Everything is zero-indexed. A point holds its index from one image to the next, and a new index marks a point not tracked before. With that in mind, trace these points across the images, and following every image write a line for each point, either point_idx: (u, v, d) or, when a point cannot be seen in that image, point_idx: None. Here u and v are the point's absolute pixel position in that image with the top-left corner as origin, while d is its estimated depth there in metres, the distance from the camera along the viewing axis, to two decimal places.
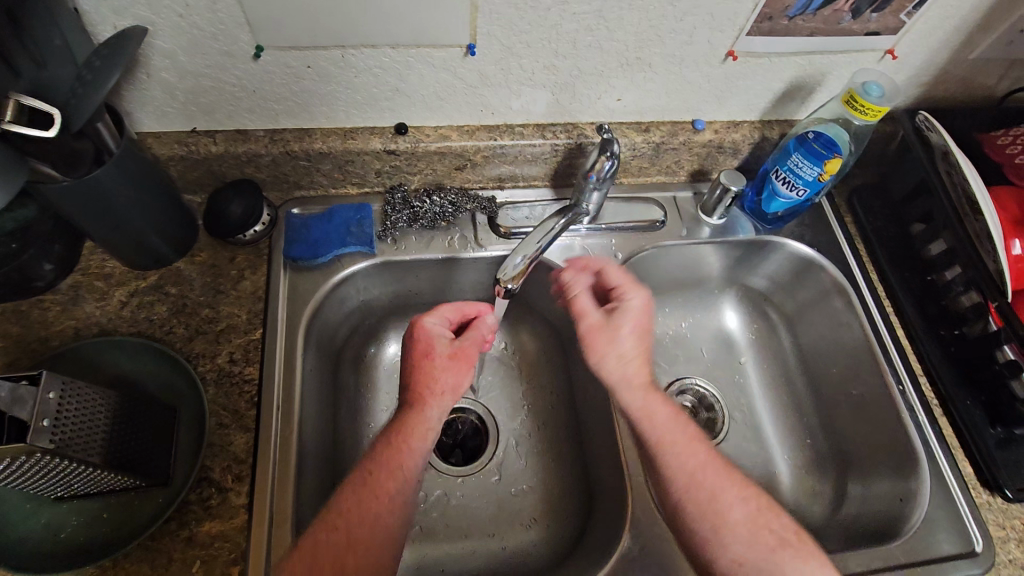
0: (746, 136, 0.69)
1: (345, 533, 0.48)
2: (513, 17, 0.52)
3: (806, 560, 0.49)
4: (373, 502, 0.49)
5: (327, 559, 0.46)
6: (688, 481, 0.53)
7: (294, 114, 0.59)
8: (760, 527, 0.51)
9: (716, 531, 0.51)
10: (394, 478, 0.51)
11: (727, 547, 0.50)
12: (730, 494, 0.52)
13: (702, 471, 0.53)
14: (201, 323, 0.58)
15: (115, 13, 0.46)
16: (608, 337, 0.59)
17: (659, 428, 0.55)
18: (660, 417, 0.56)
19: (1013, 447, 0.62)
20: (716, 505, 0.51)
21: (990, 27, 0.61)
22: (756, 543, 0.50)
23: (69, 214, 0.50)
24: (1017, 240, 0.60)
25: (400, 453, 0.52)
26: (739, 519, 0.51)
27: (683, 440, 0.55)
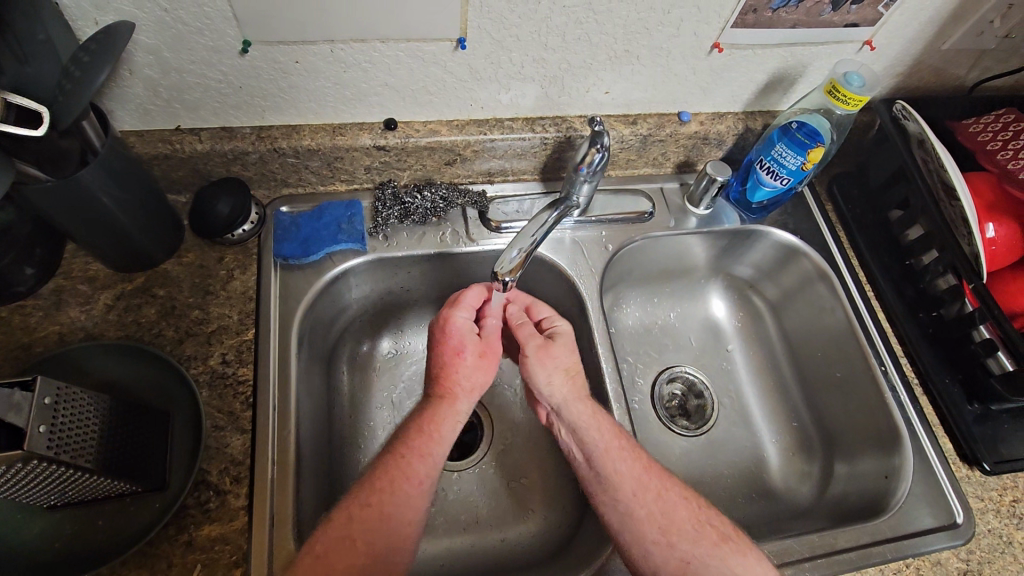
0: (731, 127, 0.71)
1: (376, 509, 0.49)
2: (504, 11, 0.52)
3: (748, 556, 0.51)
4: (405, 483, 0.50)
5: (360, 528, 0.47)
6: (637, 483, 0.54)
7: (282, 110, 0.58)
8: (703, 525, 0.52)
9: (663, 533, 0.51)
10: (424, 462, 0.52)
11: (673, 546, 0.51)
12: (674, 494, 0.54)
13: (648, 474, 0.55)
14: (191, 325, 0.57)
15: (97, 8, 0.45)
16: (551, 359, 0.60)
17: (600, 432, 0.57)
18: (605, 424, 0.57)
19: (989, 423, 0.64)
20: (662, 504, 0.53)
21: (962, 18, 0.63)
22: (701, 541, 0.51)
23: (52, 215, 0.48)
24: (991, 224, 0.63)
25: (431, 440, 0.53)
26: (685, 516, 0.52)
27: (627, 446, 0.56)
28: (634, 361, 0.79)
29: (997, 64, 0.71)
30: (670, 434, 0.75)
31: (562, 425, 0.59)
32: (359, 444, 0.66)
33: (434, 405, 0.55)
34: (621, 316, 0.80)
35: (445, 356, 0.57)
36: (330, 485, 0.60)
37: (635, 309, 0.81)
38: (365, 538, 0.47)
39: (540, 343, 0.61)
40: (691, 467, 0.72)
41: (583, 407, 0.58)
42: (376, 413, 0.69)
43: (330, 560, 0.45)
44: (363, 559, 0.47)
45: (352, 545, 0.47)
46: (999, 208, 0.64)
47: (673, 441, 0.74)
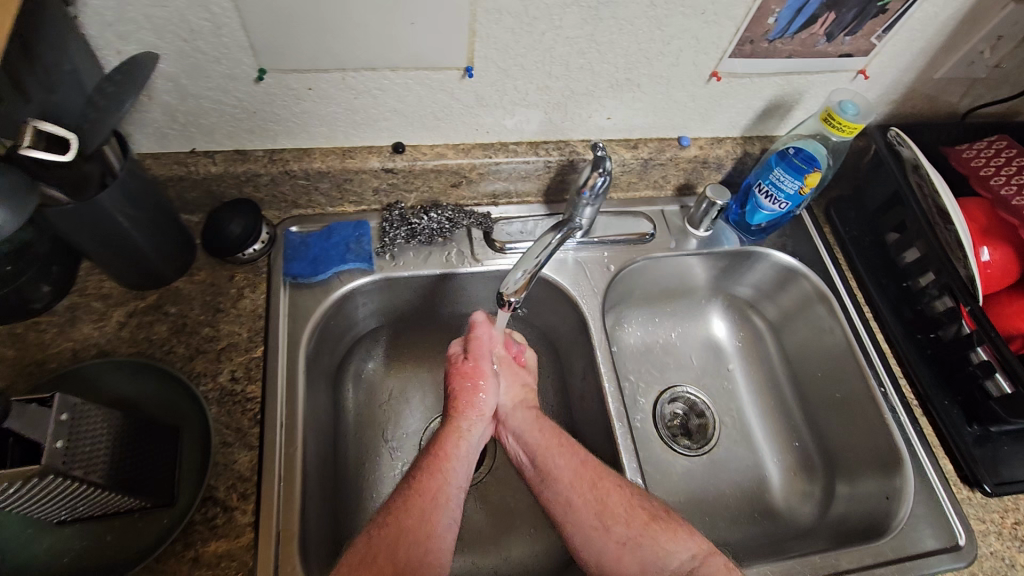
0: (730, 152, 0.72)
1: (393, 526, 0.49)
2: (509, 41, 0.54)
3: (677, 533, 0.54)
4: (421, 499, 0.51)
5: (382, 544, 0.47)
6: (572, 476, 0.57)
7: (293, 134, 0.60)
8: (635, 507, 0.55)
9: (598, 519, 0.55)
10: (435, 478, 0.53)
11: (610, 531, 0.54)
12: (608, 482, 0.56)
13: (581, 468, 0.57)
14: (202, 342, 0.58)
15: (121, 39, 0.47)
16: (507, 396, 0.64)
17: (540, 433, 0.60)
18: (546, 427, 0.61)
19: (989, 444, 0.65)
20: (598, 490, 0.56)
21: (954, 48, 0.65)
22: (633, 523, 0.54)
23: (69, 234, 0.50)
24: (985, 247, 0.64)
25: (442, 458, 0.55)
26: (617, 502, 0.55)
27: (561, 447, 0.59)
28: (636, 380, 0.79)
29: (989, 92, 0.73)
30: (671, 453, 0.75)
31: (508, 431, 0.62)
32: (363, 461, 0.67)
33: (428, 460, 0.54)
34: (623, 335, 0.81)
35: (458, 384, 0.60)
36: (334, 500, 0.61)
37: (636, 328, 0.82)
38: (385, 553, 0.47)
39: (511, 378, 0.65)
40: (691, 487, 0.73)
41: (526, 414, 0.62)
42: (381, 430, 0.70)
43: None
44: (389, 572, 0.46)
45: (374, 561, 0.46)
46: (993, 232, 0.65)
47: (675, 460, 0.75)
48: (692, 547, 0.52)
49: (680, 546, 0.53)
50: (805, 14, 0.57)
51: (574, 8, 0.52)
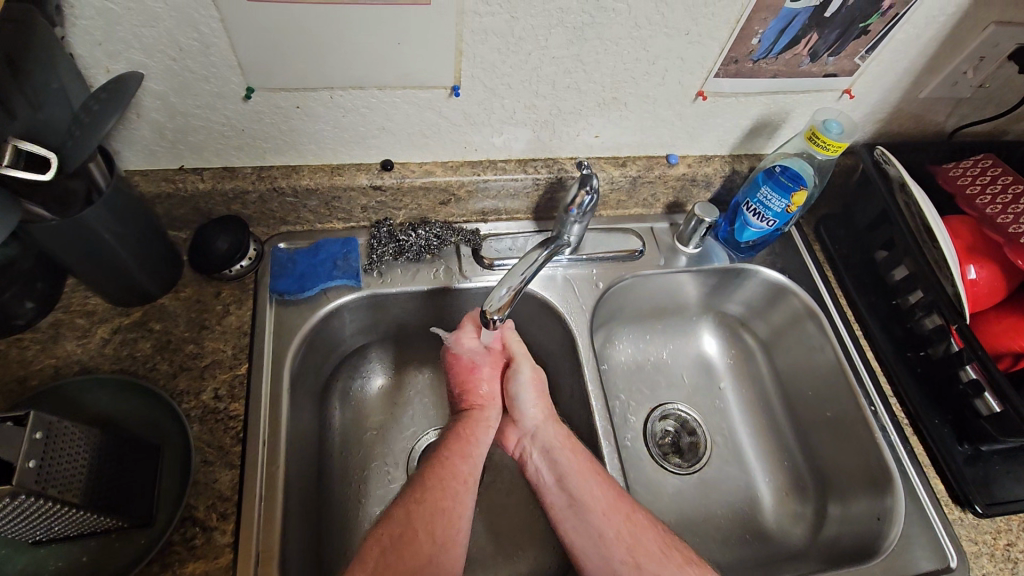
0: (718, 170, 0.73)
1: (429, 506, 0.51)
2: (496, 61, 0.54)
3: None
4: (453, 480, 0.53)
5: (421, 521, 0.50)
6: (604, 508, 0.55)
7: (282, 152, 0.60)
8: (670, 548, 0.53)
9: (631, 555, 0.53)
10: (467, 463, 0.56)
11: (643, 569, 0.52)
12: (643, 516, 0.55)
13: (616, 500, 0.56)
14: (186, 359, 0.58)
15: (109, 57, 0.47)
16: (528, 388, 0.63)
17: (572, 454, 0.59)
18: (578, 450, 0.59)
19: (981, 464, 0.64)
20: (631, 526, 0.54)
21: (937, 69, 0.66)
22: (667, 563, 0.52)
23: (52, 250, 0.50)
24: (972, 266, 0.64)
25: (470, 443, 0.57)
26: (652, 539, 0.54)
27: (593, 473, 0.57)
28: (626, 399, 0.79)
29: (974, 111, 0.74)
30: (661, 472, 0.75)
31: (535, 448, 0.61)
32: (349, 479, 0.66)
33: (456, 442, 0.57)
34: (613, 353, 0.81)
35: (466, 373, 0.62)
36: (316, 520, 0.60)
37: (626, 346, 0.82)
38: (426, 529, 0.49)
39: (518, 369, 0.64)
40: (681, 508, 0.72)
41: (556, 430, 0.61)
42: (367, 449, 0.69)
43: (397, 554, 0.47)
44: (425, 546, 0.48)
45: (413, 537, 0.49)
46: (979, 250, 0.65)
47: (666, 479, 0.74)
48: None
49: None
50: (788, 35, 0.58)
51: (559, 29, 0.52)
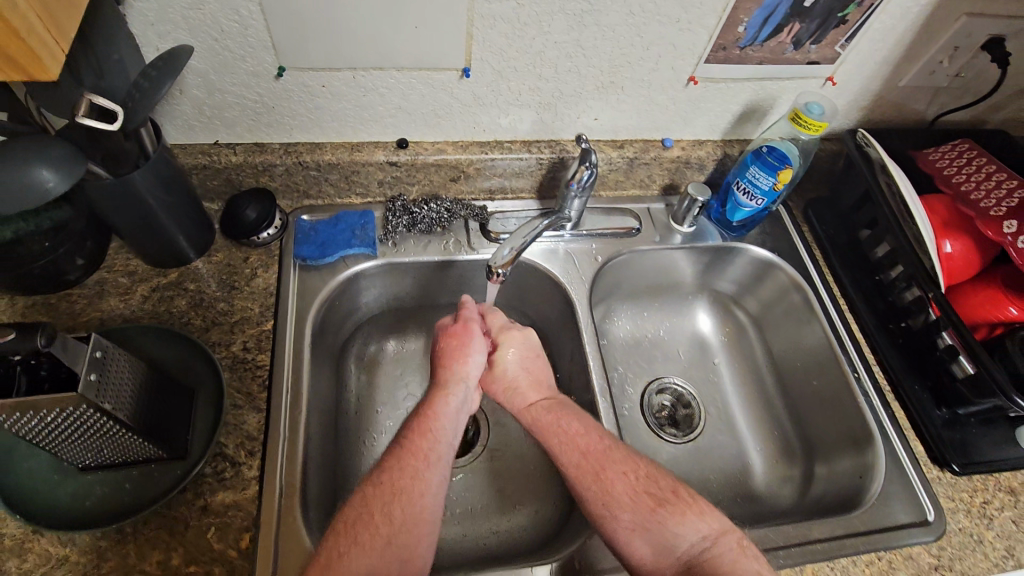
0: (710, 153, 0.78)
1: (390, 485, 0.52)
2: (503, 44, 0.60)
3: (686, 514, 0.54)
4: (414, 460, 0.54)
5: (376, 503, 0.51)
6: (577, 469, 0.57)
7: (307, 129, 0.66)
8: (640, 493, 0.55)
9: (605, 507, 0.55)
10: (427, 438, 0.56)
11: (617, 519, 0.54)
12: (612, 471, 0.56)
13: (585, 457, 0.57)
14: (217, 315, 0.63)
15: (159, 37, 0.53)
16: (497, 382, 0.65)
17: (536, 411, 0.62)
18: (543, 406, 0.62)
19: (957, 427, 0.68)
20: (602, 483, 0.56)
21: (914, 59, 0.71)
22: (639, 509, 0.54)
23: (102, 209, 0.55)
24: (948, 240, 0.68)
25: (430, 417, 0.57)
26: (623, 490, 0.55)
27: (565, 433, 0.59)
28: (624, 370, 0.83)
29: (954, 100, 0.78)
30: (658, 439, 0.79)
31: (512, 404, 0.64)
32: (362, 435, 0.71)
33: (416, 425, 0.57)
34: (612, 328, 0.86)
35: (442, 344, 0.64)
36: (332, 468, 0.65)
37: (625, 321, 0.87)
38: (384, 511, 0.50)
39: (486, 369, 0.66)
40: (675, 472, 0.76)
41: (524, 391, 0.64)
42: (380, 409, 0.74)
43: (353, 535, 0.49)
44: (383, 528, 0.49)
45: (370, 518, 0.50)
46: (953, 224, 0.69)
47: (661, 446, 0.78)
48: (700, 530, 0.53)
49: (689, 528, 0.53)
50: (772, 24, 0.63)
51: (560, 15, 0.58)
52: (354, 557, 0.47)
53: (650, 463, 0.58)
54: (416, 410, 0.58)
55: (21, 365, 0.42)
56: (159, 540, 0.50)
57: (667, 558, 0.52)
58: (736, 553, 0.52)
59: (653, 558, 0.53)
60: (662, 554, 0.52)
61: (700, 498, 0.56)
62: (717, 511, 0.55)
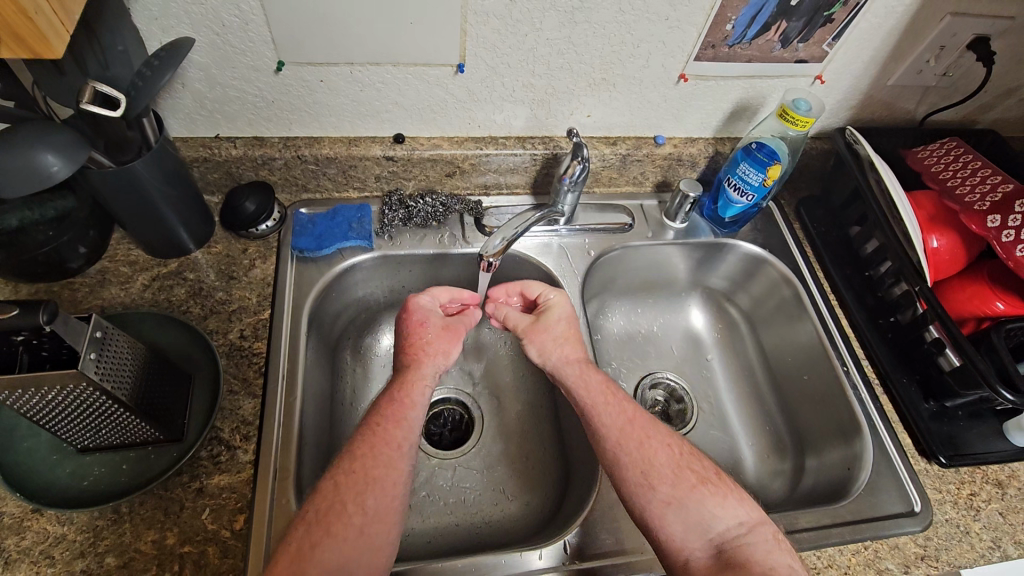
0: (702, 150, 0.79)
1: (360, 475, 0.52)
2: (496, 41, 0.61)
3: (726, 499, 0.55)
4: (384, 448, 0.54)
5: (349, 492, 0.51)
6: (621, 431, 0.58)
7: (306, 123, 0.68)
8: (683, 469, 0.56)
9: (644, 477, 0.55)
10: (400, 428, 0.56)
11: (654, 490, 0.55)
12: (655, 441, 0.58)
13: (632, 424, 0.59)
14: (215, 305, 0.65)
15: (163, 31, 0.55)
16: (543, 333, 0.66)
17: (581, 376, 0.63)
18: (588, 373, 0.63)
19: (944, 419, 0.69)
20: (644, 450, 0.57)
21: (901, 57, 0.72)
22: (681, 484, 0.55)
23: (105, 199, 0.57)
24: (934, 236, 0.69)
25: (404, 406, 0.58)
26: (665, 463, 0.56)
27: (613, 399, 0.61)
28: (618, 366, 0.84)
29: (943, 99, 0.80)
30: None
31: (552, 359, 0.65)
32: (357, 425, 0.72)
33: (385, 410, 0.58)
34: (606, 323, 0.86)
35: (411, 332, 0.64)
36: (326, 455, 0.66)
37: (619, 317, 0.88)
38: (355, 500, 0.51)
39: (531, 322, 0.67)
40: None
41: (572, 352, 0.66)
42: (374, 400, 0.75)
43: (326, 525, 0.49)
44: (353, 517, 0.50)
45: (342, 508, 0.50)
46: (940, 220, 0.70)
47: None
48: (740, 515, 0.54)
49: (727, 512, 0.54)
50: (759, 22, 0.64)
51: (552, 12, 0.59)
52: (326, 548, 0.48)
53: (693, 445, 0.60)
54: (390, 393, 0.59)
55: (23, 344, 0.43)
56: (154, 520, 0.51)
57: (698, 537, 0.53)
58: (770, 544, 0.53)
59: (683, 533, 0.53)
60: (694, 532, 0.53)
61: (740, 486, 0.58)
62: (755, 501, 0.56)
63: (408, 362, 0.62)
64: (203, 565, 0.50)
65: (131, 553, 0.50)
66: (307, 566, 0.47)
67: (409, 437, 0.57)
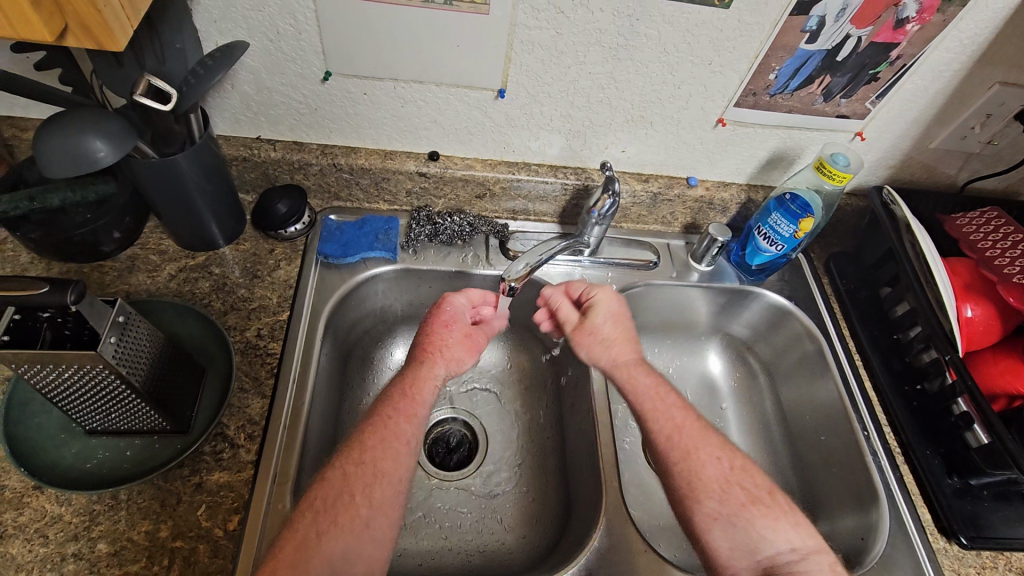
0: (734, 196, 0.79)
1: (369, 467, 0.52)
2: (539, 70, 0.62)
3: (778, 520, 0.54)
4: (395, 441, 0.54)
5: (358, 484, 0.51)
6: (668, 440, 0.59)
7: (345, 133, 0.69)
8: (732, 486, 0.56)
9: (691, 489, 0.56)
10: (411, 423, 0.56)
11: (700, 504, 0.55)
12: (706, 453, 0.58)
13: (680, 434, 0.59)
14: (236, 301, 0.65)
15: (221, 33, 0.57)
16: (591, 335, 0.68)
17: (632, 378, 0.64)
18: (642, 374, 0.65)
19: (968, 498, 0.65)
20: (691, 464, 0.57)
21: (947, 121, 0.71)
22: (728, 501, 0.55)
23: (146, 188, 0.58)
24: (969, 305, 0.67)
25: (414, 402, 0.58)
26: (713, 476, 0.56)
27: (662, 405, 0.61)
28: None
29: (985, 167, 0.78)
30: (656, 478, 0.76)
31: (604, 360, 0.67)
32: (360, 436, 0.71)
33: (396, 404, 0.57)
34: None
35: (433, 330, 0.64)
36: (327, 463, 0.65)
37: None
38: (363, 492, 0.51)
39: (578, 323, 0.69)
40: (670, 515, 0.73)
41: (624, 352, 0.67)
42: None
43: (332, 515, 0.49)
44: (362, 509, 0.50)
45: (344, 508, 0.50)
46: (974, 289, 0.68)
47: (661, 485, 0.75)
48: (791, 540, 0.53)
49: (779, 535, 0.54)
50: (803, 74, 0.64)
51: (596, 48, 0.60)
52: (333, 538, 0.48)
53: (747, 461, 0.59)
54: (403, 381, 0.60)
55: (48, 321, 0.43)
56: (150, 511, 0.51)
57: (745, 556, 0.53)
58: (825, 574, 0.51)
59: (729, 551, 0.53)
60: (742, 550, 0.53)
61: (792, 505, 0.57)
62: (811, 528, 0.55)
63: (422, 359, 0.62)
64: (192, 563, 0.49)
65: (123, 542, 0.49)
66: (312, 557, 0.46)
67: (415, 434, 0.56)
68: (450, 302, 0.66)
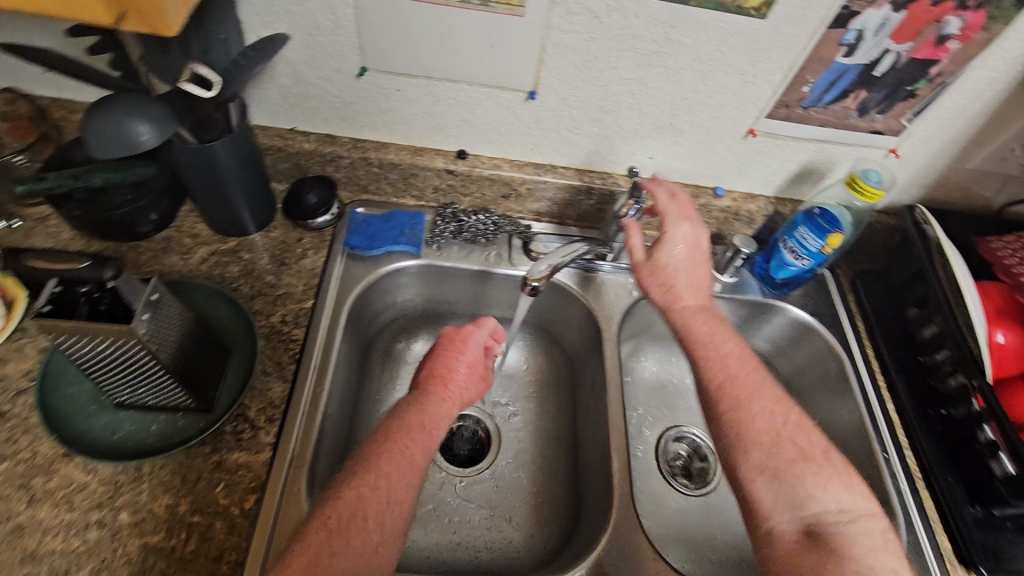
0: (761, 208, 0.78)
1: (383, 495, 0.49)
2: (571, 73, 0.63)
3: (828, 475, 0.53)
4: (412, 473, 0.52)
5: (371, 506, 0.48)
6: (719, 388, 0.57)
7: (376, 128, 0.71)
8: (783, 440, 0.54)
9: (738, 438, 0.55)
10: (425, 453, 0.54)
11: (744, 454, 0.54)
12: (760, 405, 0.56)
13: (734, 383, 0.57)
14: (264, 287, 0.67)
15: (263, 26, 0.59)
16: (659, 270, 0.63)
17: (693, 321, 0.61)
18: (709, 321, 0.61)
19: (991, 529, 0.63)
20: (740, 414, 0.55)
21: (985, 141, 0.70)
22: (778, 454, 0.53)
23: (184, 172, 0.60)
24: (1000, 330, 0.66)
25: (430, 436, 0.56)
26: (763, 427, 0.55)
27: (715, 355, 0.59)
28: (644, 413, 0.81)
29: None
30: (668, 488, 0.75)
31: (667, 296, 0.63)
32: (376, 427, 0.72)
33: (411, 430, 0.55)
34: (639, 367, 0.85)
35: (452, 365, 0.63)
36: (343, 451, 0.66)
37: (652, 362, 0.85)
38: (375, 519, 0.48)
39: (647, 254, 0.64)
40: (681, 526, 0.72)
41: (692, 297, 0.62)
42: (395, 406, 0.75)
43: (345, 536, 0.46)
44: None
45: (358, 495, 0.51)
46: (1007, 314, 0.67)
47: (672, 496, 0.75)
48: (841, 500, 0.51)
49: (828, 494, 0.52)
50: (838, 87, 0.63)
51: (629, 54, 0.61)
52: (344, 560, 0.45)
53: (804, 416, 0.56)
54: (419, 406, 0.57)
55: (86, 296, 0.45)
56: (171, 485, 0.52)
57: (788, 510, 0.51)
58: (874, 540, 0.50)
59: (771, 503, 0.52)
60: (785, 504, 0.52)
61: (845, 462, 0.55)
62: (866, 491, 0.53)
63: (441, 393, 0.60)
64: (208, 538, 0.51)
65: (144, 513, 0.51)
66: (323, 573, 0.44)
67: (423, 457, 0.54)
68: (470, 336, 0.65)
